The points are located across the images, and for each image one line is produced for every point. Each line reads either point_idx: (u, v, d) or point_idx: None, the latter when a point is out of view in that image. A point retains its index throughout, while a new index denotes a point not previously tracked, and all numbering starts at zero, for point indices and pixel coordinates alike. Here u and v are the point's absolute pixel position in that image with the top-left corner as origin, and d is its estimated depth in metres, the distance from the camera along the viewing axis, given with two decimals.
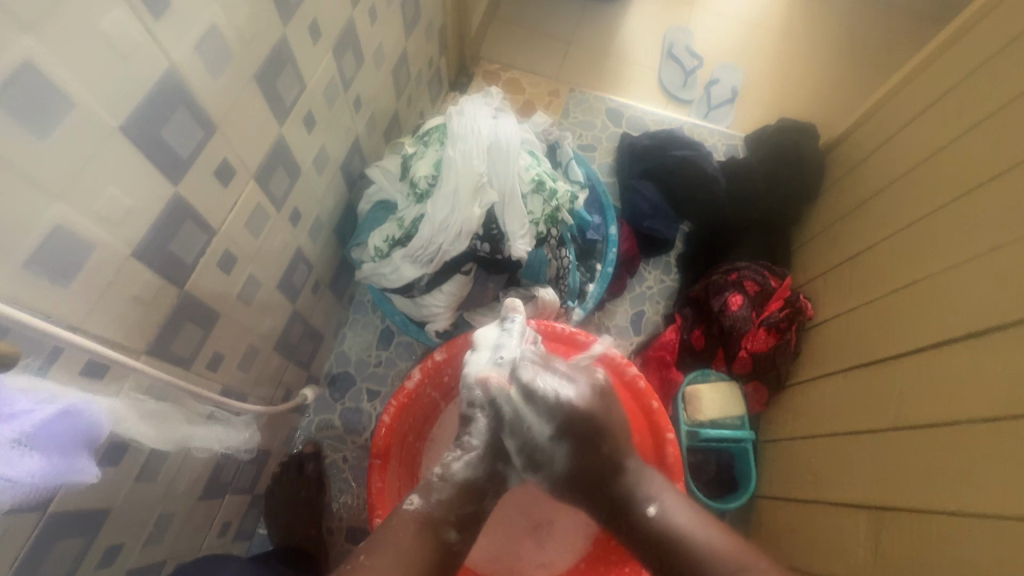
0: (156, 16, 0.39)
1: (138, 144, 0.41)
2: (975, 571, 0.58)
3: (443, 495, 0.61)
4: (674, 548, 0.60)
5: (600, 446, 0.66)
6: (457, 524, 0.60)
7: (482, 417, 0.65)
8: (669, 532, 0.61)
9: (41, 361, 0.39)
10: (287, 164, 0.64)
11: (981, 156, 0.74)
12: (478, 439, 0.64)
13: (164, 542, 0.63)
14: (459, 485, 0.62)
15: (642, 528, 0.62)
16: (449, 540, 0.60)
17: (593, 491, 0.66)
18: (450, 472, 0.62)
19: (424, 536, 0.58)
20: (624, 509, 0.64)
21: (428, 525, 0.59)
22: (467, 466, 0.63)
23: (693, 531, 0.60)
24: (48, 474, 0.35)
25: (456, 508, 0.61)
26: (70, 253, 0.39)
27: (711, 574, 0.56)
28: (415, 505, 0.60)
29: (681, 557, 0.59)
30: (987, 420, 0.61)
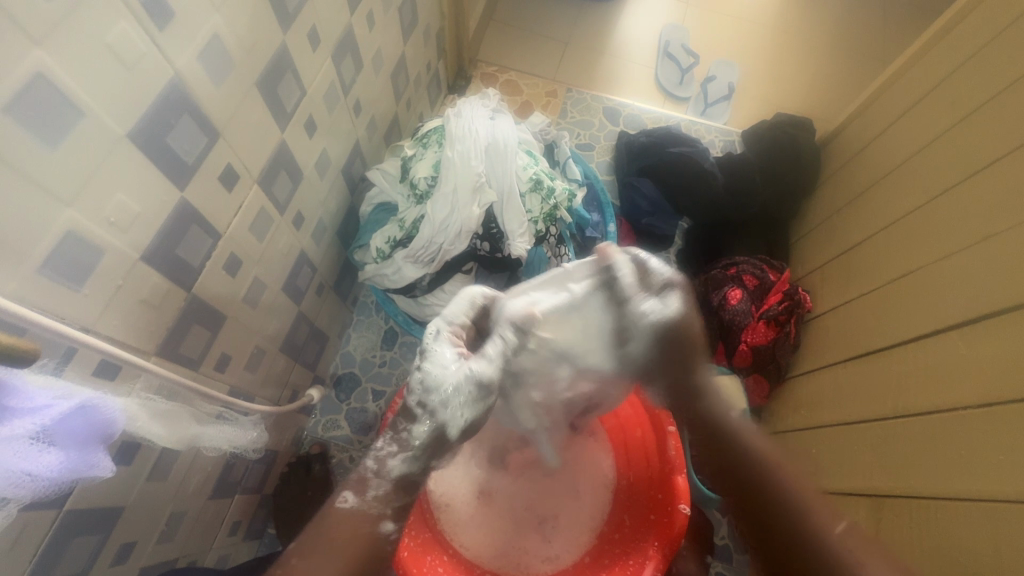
0: (159, 26, 0.40)
1: (145, 149, 0.43)
2: (974, 556, 0.58)
3: (377, 491, 0.56)
4: (733, 453, 0.61)
5: (687, 375, 0.66)
6: (394, 514, 0.57)
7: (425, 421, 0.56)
8: (732, 433, 0.63)
9: (57, 361, 0.40)
10: (289, 167, 0.65)
11: (974, 145, 0.74)
12: (419, 439, 0.56)
13: (175, 540, 0.64)
14: (397, 481, 0.57)
15: (723, 436, 0.63)
16: (386, 531, 0.56)
17: (676, 372, 0.66)
18: (385, 468, 0.57)
19: (361, 533, 0.54)
20: (694, 395, 0.66)
21: (362, 521, 0.55)
22: (402, 463, 0.57)
23: (752, 438, 0.62)
24: (64, 469, 0.36)
25: (394, 501, 0.57)
26: (82, 257, 0.40)
27: (777, 480, 0.58)
28: (349, 502, 0.56)
29: (740, 463, 0.60)
30: (983, 406, 0.62)
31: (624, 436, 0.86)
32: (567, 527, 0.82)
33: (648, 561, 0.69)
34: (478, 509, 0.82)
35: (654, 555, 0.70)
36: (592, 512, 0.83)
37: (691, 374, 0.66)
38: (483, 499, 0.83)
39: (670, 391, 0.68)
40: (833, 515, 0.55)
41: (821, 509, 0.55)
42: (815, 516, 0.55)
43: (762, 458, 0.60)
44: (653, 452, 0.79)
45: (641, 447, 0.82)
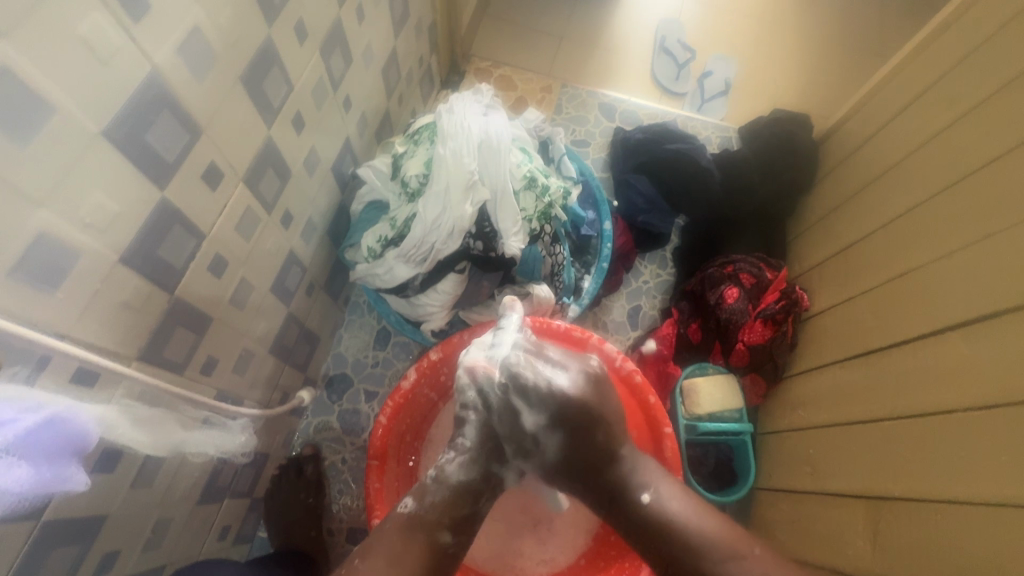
0: (136, 19, 0.39)
1: (122, 147, 0.41)
2: (974, 559, 0.58)
3: (437, 496, 0.62)
4: (664, 537, 0.60)
5: (592, 432, 0.64)
6: (451, 525, 0.60)
7: (474, 419, 0.66)
8: (662, 520, 0.60)
9: (30, 369, 0.38)
10: (276, 165, 0.63)
11: (974, 142, 0.73)
12: (471, 439, 0.66)
13: (162, 548, 0.63)
14: (453, 488, 0.63)
15: (638, 517, 0.62)
16: (443, 542, 0.59)
17: (588, 480, 0.65)
18: (444, 475, 0.64)
19: (417, 539, 0.58)
20: (613, 497, 0.63)
21: (419, 526, 0.59)
22: (460, 468, 0.64)
23: (686, 522, 0.59)
24: (33, 483, 0.36)
25: (450, 510, 0.62)
26: (56, 259, 0.39)
27: (701, 561, 0.57)
28: (408, 508, 0.61)
29: (670, 542, 0.59)
30: (984, 407, 0.61)
31: None
32: (563, 530, 0.81)
33: (645, 565, 0.70)
34: None
35: None
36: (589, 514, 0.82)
37: (629, 385, 0.65)
38: None
39: (584, 496, 0.66)
40: (759, 551, 0.57)
41: (758, 571, 0.55)
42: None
43: (692, 537, 0.58)
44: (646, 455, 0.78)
45: None
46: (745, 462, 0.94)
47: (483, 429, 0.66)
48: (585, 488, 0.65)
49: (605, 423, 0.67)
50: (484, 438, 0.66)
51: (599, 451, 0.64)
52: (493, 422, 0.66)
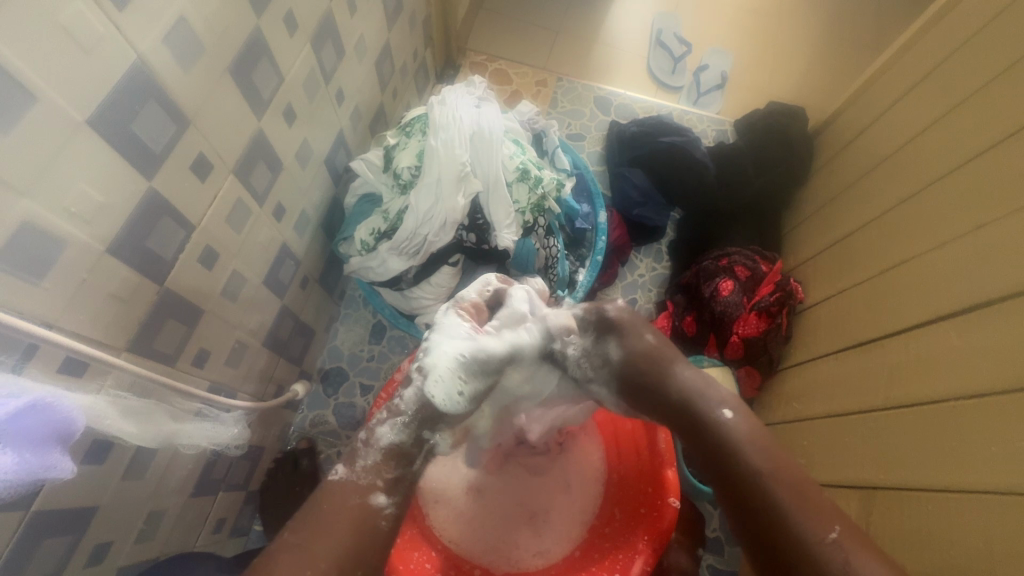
0: (119, 7, 0.38)
1: (106, 136, 0.41)
2: (966, 548, 0.58)
3: (368, 460, 0.58)
4: (730, 459, 0.53)
5: (653, 357, 0.62)
6: (385, 487, 0.57)
7: (414, 384, 0.62)
8: (728, 439, 0.54)
9: (17, 359, 0.39)
10: (267, 157, 0.63)
11: (967, 132, 0.73)
12: (408, 402, 0.61)
13: (155, 539, 0.63)
14: (386, 450, 0.59)
15: (712, 430, 0.55)
16: (378, 504, 0.55)
17: (637, 398, 0.62)
18: (374, 437, 0.60)
19: (352, 503, 0.54)
20: (680, 406, 0.58)
21: (353, 491, 0.55)
22: (393, 430, 0.60)
23: (739, 430, 0.55)
24: (18, 470, 0.35)
25: (383, 471, 0.58)
26: (41, 249, 0.39)
27: (763, 485, 0.51)
28: (339, 474, 0.57)
29: (738, 462, 0.53)
30: (976, 396, 0.61)
31: (614, 429, 0.86)
32: (559, 522, 0.80)
33: (637, 556, 0.69)
34: (472, 503, 0.81)
35: (643, 549, 0.69)
36: (585, 507, 0.82)
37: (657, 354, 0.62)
38: (476, 494, 0.82)
39: (634, 402, 0.63)
40: (822, 513, 0.48)
41: (808, 512, 0.48)
42: (802, 522, 0.48)
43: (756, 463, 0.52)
44: (642, 444, 0.79)
45: (631, 441, 0.82)
46: None
47: (419, 394, 0.61)
48: (635, 398, 0.62)
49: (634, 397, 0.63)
50: (418, 404, 0.61)
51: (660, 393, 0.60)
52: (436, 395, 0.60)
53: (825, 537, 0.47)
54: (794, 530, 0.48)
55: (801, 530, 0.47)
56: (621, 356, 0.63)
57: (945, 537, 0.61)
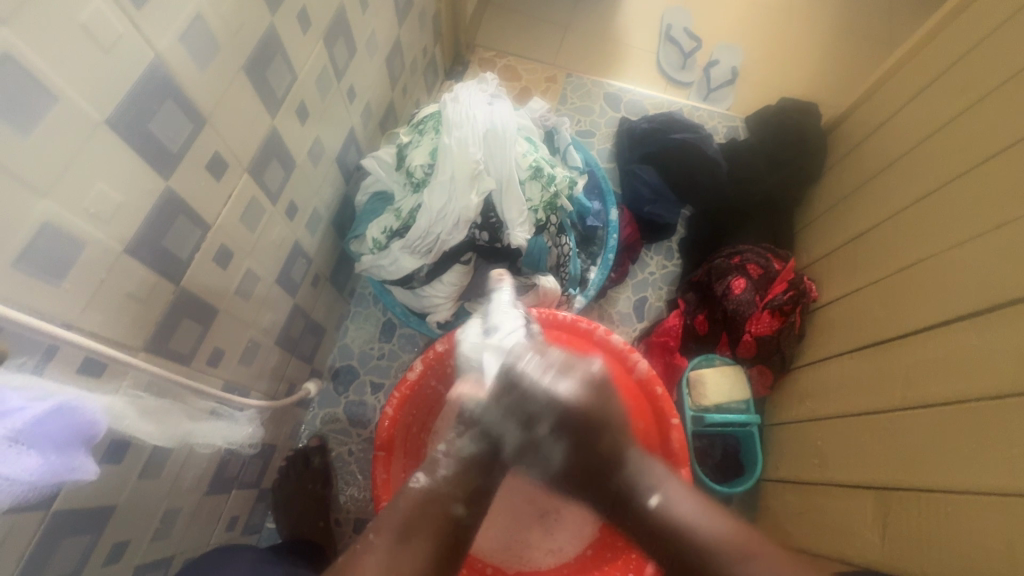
0: (138, 6, 0.38)
1: (124, 136, 0.41)
2: (986, 552, 0.57)
3: (449, 470, 0.61)
4: (677, 539, 0.59)
5: (596, 435, 0.64)
6: (464, 498, 0.59)
7: (487, 394, 0.67)
8: (671, 524, 0.60)
9: (37, 360, 0.38)
10: (281, 155, 0.63)
11: (988, 128, 0.72)
12: (485, 413, 0.65)
13: (171, 537, 0.63)
14: (467, 460, 0.62)
15: (651, 519, 0.61)
16: (456, 513, 0.58)
17: (600, 488, 0.65)
18: (454, 449, 0.63)
19: (433, 512, 0.57)
20: (624, 504, 0.63)
21: (434, 500, 0.58)
22: (472, 441, 0.64)
23: (675, 501, 0.61)
24: (43, 472, 0.36)
25: (463, 483, 0.60)
26: (61, 251, 0.38)
27: (728, 570, 0.55)
28: (420, 483, 0.60)
29: (684, 543, 0.58)
30: (998, 397, 0.60)
31: None
32: (569, 521, 0.80)
33: (651, 555, 0.70)
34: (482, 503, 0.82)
35: None
36: None
37: None
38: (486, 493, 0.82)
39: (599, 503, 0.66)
40: (787, 570, 0.54)
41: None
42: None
43: (705, 541, 0.57)
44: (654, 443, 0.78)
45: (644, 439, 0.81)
46: (751, 453, 0.93)
47: (494, 401, 0.66)
48: (599, 495, 0.65)
49: (587, 465, 0.65)
50: (498, 409, 0.66)
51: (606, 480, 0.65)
52: (506, 401, 0.66)
53: (794, 543, 0.57)
54: None
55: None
56: (565, 462, 0.65)
57: (962, 539, 0.60)
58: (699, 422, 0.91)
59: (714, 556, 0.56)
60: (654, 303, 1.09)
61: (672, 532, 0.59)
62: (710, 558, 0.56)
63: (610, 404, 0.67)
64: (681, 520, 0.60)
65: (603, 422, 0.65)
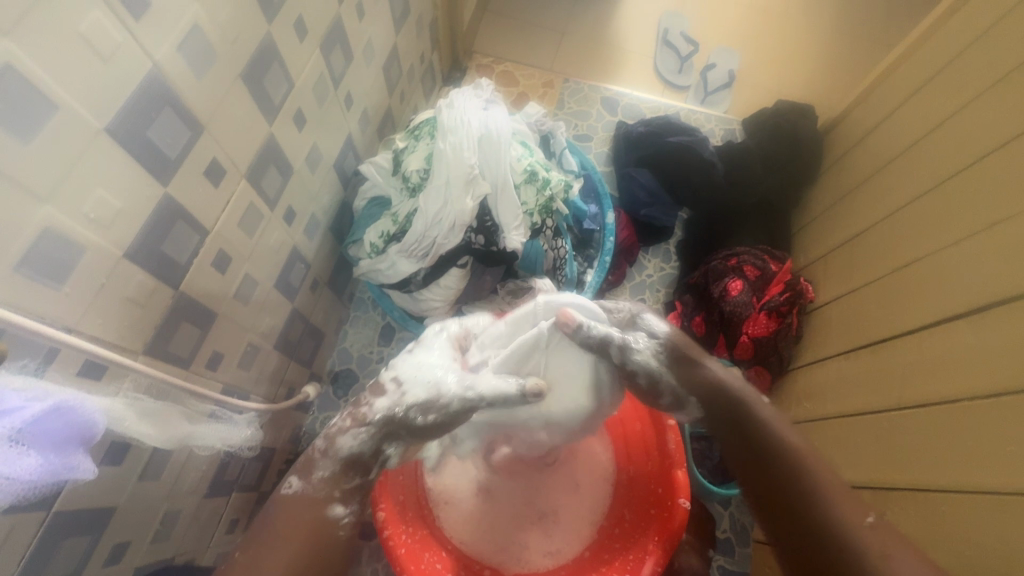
0: (136, 17, 0.39)
1: (123, 144, 0.42)
2: (981, 552, 0.57)
3: (326, 471, 0.57)
4: (795, 485, 0.53)
5: (698, 365, 0.63)
6: (342, 498, 0.56)
7: (386, 397, 0.58)
8: (771, 427, 0.58)
9: (39, 362, 0.40)
10: (278, 161, 0.64)
11: (980, 129, 0.72)
12: (376, 415, 0.57)
13: (171, 539, 0.64)
14: (343, 460, 0.57)
15: (754, 419, 0.59)
16: (335, 514, 0.56)
17: (723, 414, 0.61)
18: (334, 446, 0.57)
19: (308, 517, 0.54)
20: (741, 433, 0.58)
21: (311, 504, 0.55)
22: (352, 439, 0.57)
23: (779, 425, 0.58)
24: (43, 472, 0.37)
25: (341, 482, 0.57)
26: (61, 255, 0.39)
27: (806, 483, 0.53)
28: (293, 487, 0.56)
29: (772, 457, 0.55)
30: (992, 397, 0.60)
31: (623, 428, 0.85)
32: (569, 522, 0.81)
33: (648, 556, 0.69)
34: (478, 506, 0.82)
35: (654, 550, 0.69)
36: (593, 505, 0.82)
37: (705, 369, 0.62)
38: (482, 496, 0.82)
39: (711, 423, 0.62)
40: (859, 505, 0.51)
41: (845, 503, 0.51)
42: (838, 511, 0.51)
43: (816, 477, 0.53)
44: (652, 445, 0.79)
45: (640, 441, 0.82)
46: None
47: (388, 410, 0.57)
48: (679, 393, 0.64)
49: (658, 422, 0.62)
50: (387, 413, 0.57)
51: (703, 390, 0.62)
52: (404, 410, 0.56)
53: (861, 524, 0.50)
54: (833, 522, 0.50)
55: (837, 521, 0.50)
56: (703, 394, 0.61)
57: (958, 541, 0.60)
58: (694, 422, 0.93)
59: (801, 470, 0.54)
60: (652, 305, 1.09)
61: (778, 448, 0.56)
62: (804, 483, 0.53)
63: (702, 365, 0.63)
64: (780, 434, 0.57)
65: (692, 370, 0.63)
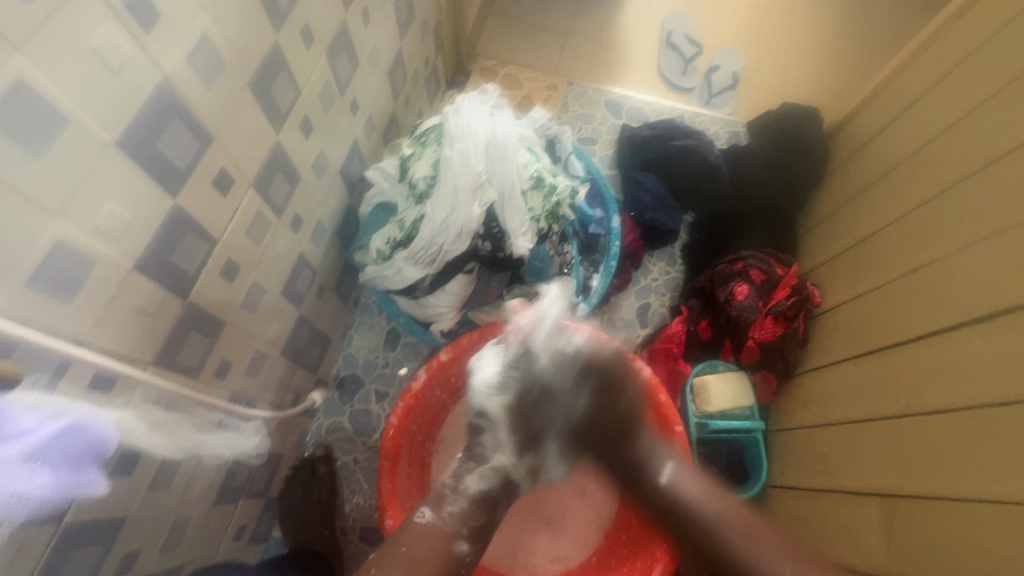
0: (146, 30, 0.39)
1: (133, 156, 0.42)
2: (993, 561, 0.57)
3: (456, 508, 0.63)
4: (682, 514, 0.63)
5: (617, 407, 0.70)
6: (469, 535, 0.61)
7: (489, 429, 0.71)
8: (679, 499, 0.64)
9: (49, 376, 0.39)
10: (286, 169, 0.64)
11: (988, 135, 0.72)
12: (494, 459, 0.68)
13: (181, 547, 0.64)
14: (473, 498, 0.65)
15: (659, 493, 0.65)
16: (460, 552, 0.60)
17: (610, 457, 0.69)
18: (463, 485, 0.66)
19: (440, 547, 0.59)
20: (636, 480, 0.67)
21: (440, 536, 0.60)
22: (479, 478, 0.66)
23: (686, 487, 0.65)
24: (55, 488, 0.38)
25: (468, 520, 0.63)
26: (72, 269, 0.39)
27: (718, 537, 0.60)
28: (427, 517, 0.62)
29: (686, 521, 0.63)
30: (1002, 405, 0.60)
31: None
32: (575, 527, 0.82)
33: (657, 562, 0.69)
34: None
35: (662, 556, 0.69)
36: (601, 511, 0.82)
37: (626, 397, 0.71)
38: None
39: (607, 469, 0.70)
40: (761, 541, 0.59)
41: (758, 548, 0.58)
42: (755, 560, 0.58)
43: (707, 520, 0.62)
44: None
45: None
46: (756, 460, 0.93)
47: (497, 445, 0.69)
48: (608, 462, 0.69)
49: (606, 443, 0.69)
50: (508, 448, 0.69)
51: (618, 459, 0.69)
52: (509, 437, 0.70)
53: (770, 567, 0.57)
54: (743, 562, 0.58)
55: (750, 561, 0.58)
56: (586, 411, 0.70)
57: (971, 552, 0.60)
58: (703, 428, 0.92)
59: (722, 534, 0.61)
60: (657, 309, 1.10)
61: (687, 511, 0.63)
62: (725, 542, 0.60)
63: (625, 394, 0.71)
64: (692, 503, 0.64)
65: (612, 422, 0.69)
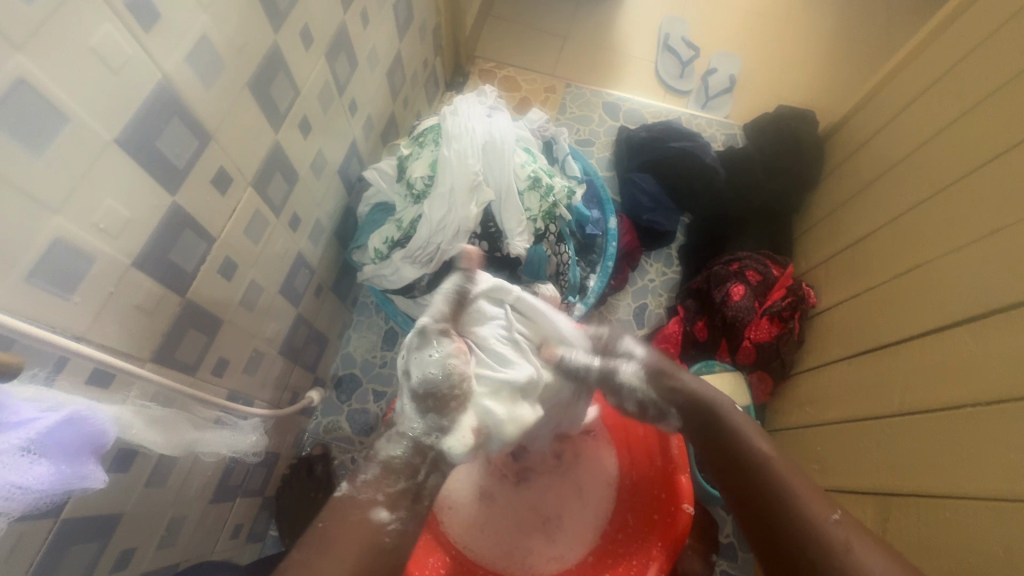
0: (146, 29, 0.40)
1: (133, 154, 0.42)
2: (985, 558, 0.57)
3: (369, 476, 0.55)
4: (739, 458, 0.60)
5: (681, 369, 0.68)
6: (387, 502, 0.53)
7: (406, 392, 0.59)
8: (733, 433, 0.61)
9: (48, 371, 0.40)
10: (283, 168, 0.64)
11: (980, 137, 0.73)
12: (410, 428, 0.57)
13: (177, 545, 0.64)
14: (385, 464, 0.56)
15: (721, 422, 0.63)
16: (379, 521, 0.51)
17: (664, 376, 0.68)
18: (375, 453, 0.58)
19: (352, 518, 0.51)
20: (700, 421, 0.64)
21: (353, 506, 0.52)
22: (395, 445, 0.57)
23: (747, 432, 0.61)
24: (54, 480, 0.37)
25: (385, 485, 0.54)
26: (72, 266, 0.40)
27: (773, 479, 0.56)
28: (342, 490, 0.54)
29: (734, 456, 0.60)
30: (994, 404, 0.61)
31: (625, 432, 0.85)
32: (572, 526, 0.81)
33: (652, 561, 0.69)
34: (482, 511, 0.82)
35: (658, 556, 0.69)
36: (597, 510, 0.82)
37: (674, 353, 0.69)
38: (485, 501, 0.83)
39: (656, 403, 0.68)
40: (824, 502, 0.53)
41: (814, 495, 0.54)
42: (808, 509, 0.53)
43: (754, 454, 0.59)
44: (654, 451, 0.78)
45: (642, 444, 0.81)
46: None
47: (412, 404, 0.58)
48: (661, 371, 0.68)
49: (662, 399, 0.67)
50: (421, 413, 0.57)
51: (675, 379, 0.67)
52: (420, 410, 0.57)
53: (826, 516, 0.52)
54: (794, 504, 0.54)
55: (804, 512, 0.53)
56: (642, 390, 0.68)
57: (967, 550, 0.60)
58: None
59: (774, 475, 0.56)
60: (654, 310, 1.10)
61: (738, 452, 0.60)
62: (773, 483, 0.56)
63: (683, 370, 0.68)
64: (749, 446, 0.59)
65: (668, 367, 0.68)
